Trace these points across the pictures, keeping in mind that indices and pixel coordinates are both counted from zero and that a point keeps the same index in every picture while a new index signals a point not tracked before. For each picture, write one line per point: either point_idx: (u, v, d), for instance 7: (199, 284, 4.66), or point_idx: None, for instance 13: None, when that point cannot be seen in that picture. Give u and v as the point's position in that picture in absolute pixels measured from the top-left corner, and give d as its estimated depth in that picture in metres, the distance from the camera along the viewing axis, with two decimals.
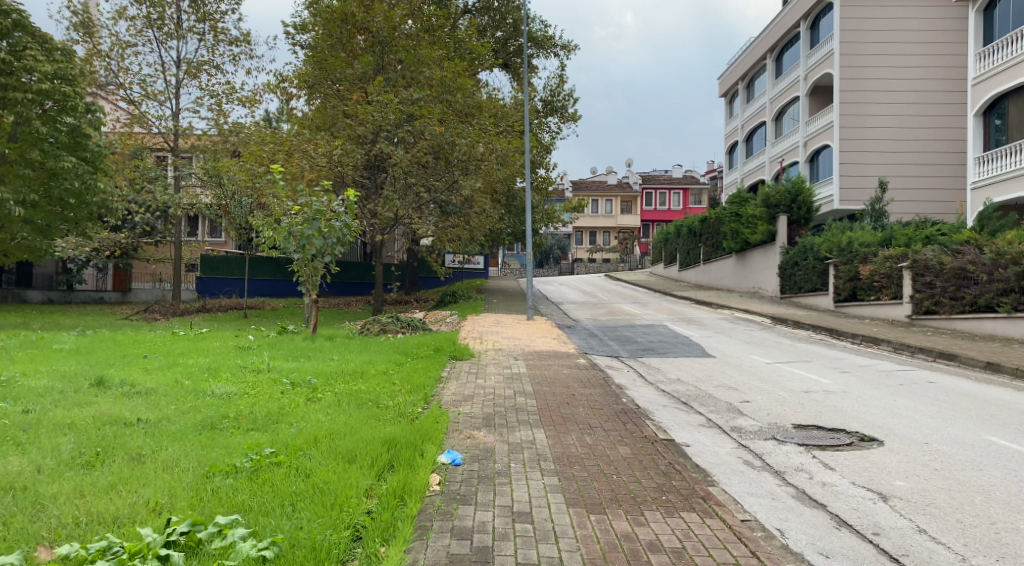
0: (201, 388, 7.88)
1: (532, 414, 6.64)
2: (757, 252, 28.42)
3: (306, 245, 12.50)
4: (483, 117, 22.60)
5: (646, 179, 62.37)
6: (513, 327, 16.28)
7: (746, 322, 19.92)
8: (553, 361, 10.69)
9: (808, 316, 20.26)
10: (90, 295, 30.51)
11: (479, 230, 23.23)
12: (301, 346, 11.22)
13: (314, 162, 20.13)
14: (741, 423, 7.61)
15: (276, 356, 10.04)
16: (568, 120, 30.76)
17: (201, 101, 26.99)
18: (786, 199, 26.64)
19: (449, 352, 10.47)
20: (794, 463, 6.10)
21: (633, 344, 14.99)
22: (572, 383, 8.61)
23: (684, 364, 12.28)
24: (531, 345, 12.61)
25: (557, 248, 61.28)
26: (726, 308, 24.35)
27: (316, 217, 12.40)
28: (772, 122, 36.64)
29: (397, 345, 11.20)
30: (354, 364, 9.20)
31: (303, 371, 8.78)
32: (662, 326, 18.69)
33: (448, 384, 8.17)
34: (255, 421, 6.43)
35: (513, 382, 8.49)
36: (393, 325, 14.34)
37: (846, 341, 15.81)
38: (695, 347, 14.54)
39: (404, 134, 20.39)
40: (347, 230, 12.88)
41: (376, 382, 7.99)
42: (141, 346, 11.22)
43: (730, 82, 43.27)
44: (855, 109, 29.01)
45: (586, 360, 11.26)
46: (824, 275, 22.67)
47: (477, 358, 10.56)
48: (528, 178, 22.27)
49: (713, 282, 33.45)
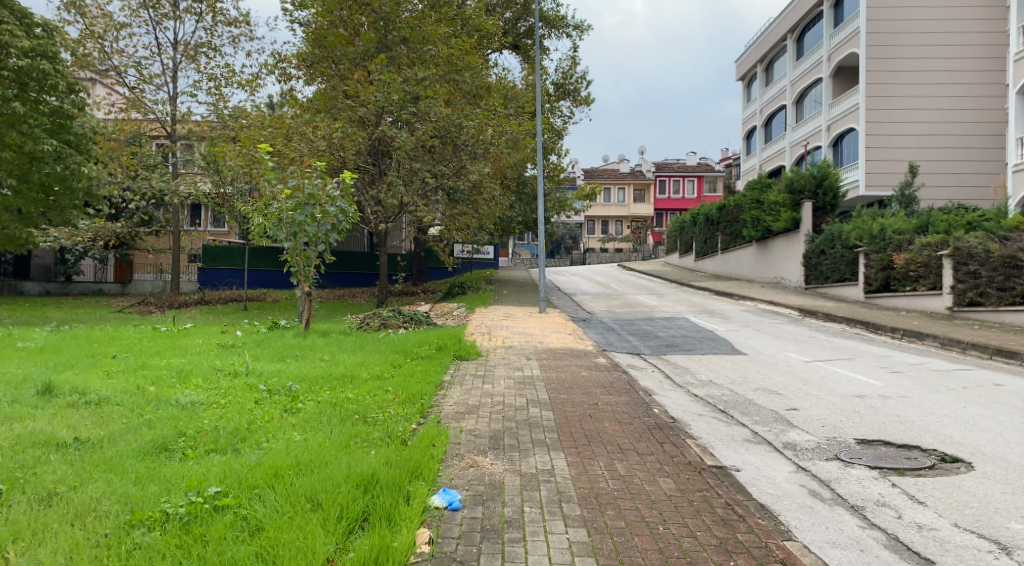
0: (164, 396, 6.78)
1: (548, 432, 5.51)
2: (779, 240, 27.14)
3: (298, 232, 11.44)
4: (491, 99, 21.52)
5: (660, 167, 60.97)
6: (525, 321, 15.14)
7: (772, 315, 18.73)
8: (570, 361, 9.54)
9: (838, 308, 19.03)
10: (89, 287, 29.66)
11: (490, 219, 22.13)
12: (292, 344, 10.15)
13: (314, 146, 18.86)
14: (794, 438, 6.44)
15: (260, 357, 8.94)
16: (581, 103, 29.54)
17: (199, 85, 25.98)
18: (811, 184, 25.26)
19: (454, 352, 9.36)
20: (872, 494, 4.93)
21: (654, 340, 13.81)
22: (592, 389, 7.47)
23: (714, 363, 11.09)
24: (544, 342, 11.47)
25: (568, 239, 60.18)
26: (748, 299, 23.17)
27: (309, 202, 11.32)
28: (793, 105, 35.25)
29: (397, 343, 10.11)
30: (347, 366, 8.10)
31: (285, 376, 7.66)
32: (684, 319, 17.52)
33: (449, 392, 7.05)
34: (216, 441, 5.36)
35: (525, 388, 7.37)
36: (393, 320, 13.27)
37: (885, 335, 14.60)
38: (722, 343, 13.36)
39: (409, 115, 19.29)
40: (343, 216, 11.79)
41: (369, 389, 6.91)
42: (113, 344, 10.13)
43: (748, 65, 41.78)
44: (883, 90, 27.60)
45: (606, 359, 10.11)
46: (853, 264, 21.38)
47: (484, 358, 9.43)
48: (540, 164, 21.11)
49: (732, 272, 32.21)
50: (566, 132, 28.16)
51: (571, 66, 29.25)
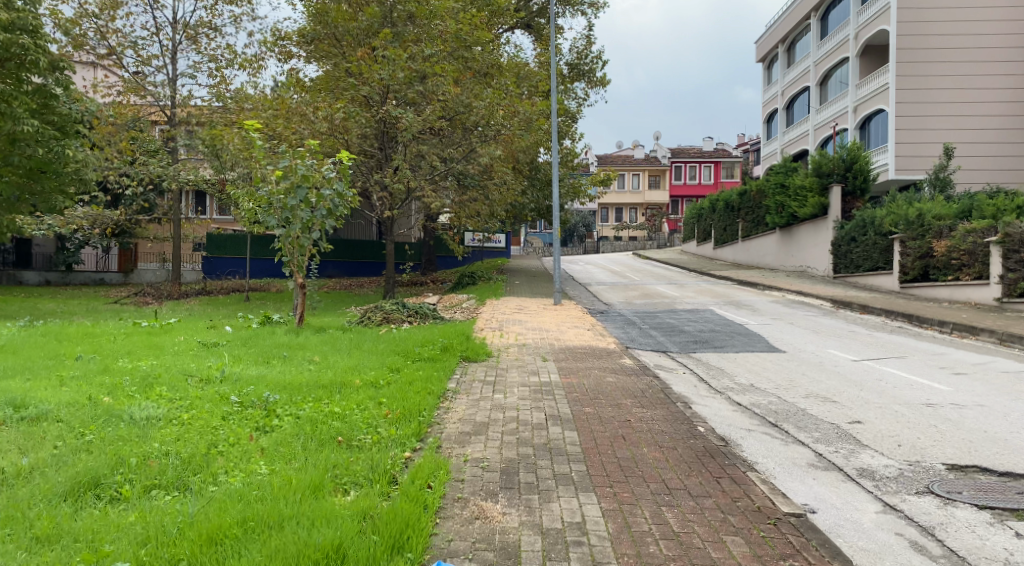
0: (117, 408, 5.74)
1: (574, 463, 4.42)
2: (805, 227, 25.85)
3: (289, 218, 10.38)
4: (503, 78, 20.40)
5: (675, 153, 59.50)
6: (540, 314, 14.05)
7: (803, 306, 17.56)
8: (592, 362, 8.41)
9: (872, 299, 17.82)
10: (91, 276, 28.84)
11: (502, 205, 21.04)
12: (282, 343, 9.10)
13: (315, 127, 17.79)
14: (870, 463, 5.33)
15: (241, 359, 7.90)
16: (597, 84, 28.30)
17: (199, 66, 24.99)
18: (840, 167, 23.97)
19: (461, 352, 8.25)
20: (995, 550, 3.82)
21: (680, 336, 12.69)
22: (621, 400, 6.34)
23: (752, 364, 9.95)
24: (561, 339, 10.38)
25: (581, 226, 59.07)
26: (774, 289, 21.98)
27: (302, 183, 10.20)
28: (817, 86, 33.80)
29: (398, 341, 9.01)
30: (339, 372, 7.02)
31: (265, 384, 6.61)
32: (709, 311, 16.36)
33: (453, 404, 5.96)
34: (162, 472, 4.34)
35: (542, 399, 6.28)
36: (397, 313, 12.20)
37: (933, 329, 13.39)
38: (756, 339, 12.20)
39: (416, 94, 18.14)
40: (340, 200, 10.67)
41: (360, 402, 5.85)
42: (82, 343, 9.11)
43: (769, 45, 40.22)
44: (916, 69, 26.15)
45: (632, 359, 9.00)
46: (887, 252, 20.14)
47: (495, 359, 8.32)
48: (555, 147, 19.98)
49: (753, 260, 30.98)
50: (581, 115, 26.92)
51: (586, 46, 28.01)
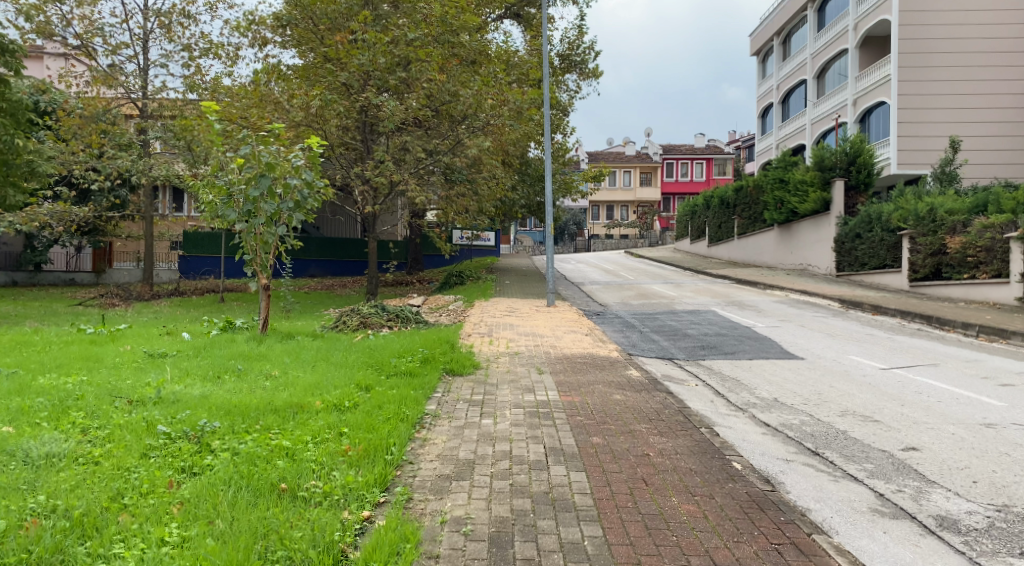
0: (12, 441, 4.61)
1: (587, 528, 3.37)
2: (806, 223, 24.92)
3: (253, 210, 9.29)
4: (492, 66, 19.25)
5: (667, 149, 58.61)
6: (531, 317, 12.98)
7: (810, 307, 16.59)
8: (594, 375, 7.35)
9: (882, 298, 16.90)
10: (61, 276, 27.53)
11: (491, 200, 19.99)
12: (240, 353, 7.99)
13: (290, 117, 16.72)
14: (946, 508, 4.31)
15: (188, 375, 6.78)
16: (589, 76, 27.28)
17: (173, 56, 23.77)
18: (843, 161, 23.04)
19: (444, 365, 7.15)
20: None
21: (685, 340, 11.65)
22: (634, 426, 5.28)
23: (769, 373, 8.93)
24: (557, 346, 9.33)
25: (572, 224, 58.09)
26: (776, 288, 21.06)
27: (266, 172, 9.12)
28: (814, 79, 32.95)
29: (372, 351, 7.90)
30: (298, 392, 5.93)
31: (206, 407, 5.50)
32: (711, 313, 15.36)
33: (431, 435, 4.88)
34: (37, 540, 3.28)
35: (540, 424, 5.21)
36: (375, 317, 11.08)
37: (955, 332, 12.45)
38: (768, 343, 11.17)
39: (398, 82, 17.08)
40: (310, 191, 9.57)
41: (318, 434, 4.78)
42: (10, 354, 7.94)
43: (763, 38, 39.36)
44: (919, 60, 25.28)
45: (639, 370, 7.94)
46: (895, 249, 19.27)
47: (482, 372, 7.22)
48: (547, 139, 18.85)
49: (750, 258, 30.10)
50: (573, 108, 25.87)
51: (578, 36, 26.98)
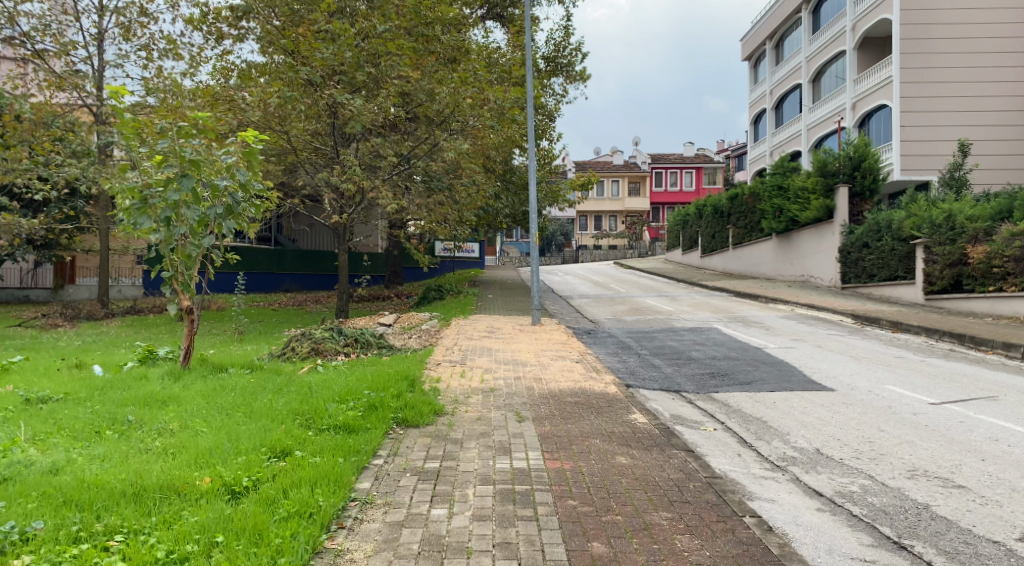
0: None
1: None
2: (807, 232, 23.55)
3: (172, 218, 7.66)
4: (471, 63, 17.68)
5: (656, 158, 57.38)
6: (514, 339, 11.41)
7: (821, 323, 15.11)
8: (590, 422, 5.76)
9: (898, 313, 15.48)
10: (14, 293, 25.51)
11: (471, 209, 18.45)
12: (144, 395, 6.35)
13: (245, 116, 15.25)
14: None
15: (51, 434, 5.08)
16: (576, 78, 25.85)
17: (130, 55, 22.03)
18: (847, 166, 21.60)
19: (395, 414, 5.52)
20: None
21: (691, 367, 10.06)
22: (652, 516, 3.70)
23: (799, 411, 7.37)
24: (542, 378, 7.71)
25: (560, 235, 57.54)
26: (779, 301, 19.61)
27: (189, 172, 7.55)
28: (808, 84, 31.77)
29: (309, 393, 6.27)
30: (185, 463, 4.31)
31: (35, 492, 3.82)
32: (714, 331, 13.82)
33: (353, 550, 3.30)
34: None
35: (514, 518, 3.64)
36: (329, 343, 9.42)
37: (995, 353, 11.03)
38: (787, 370, 9.65)
39: (366, 78, 15.48)
40: (242, 194, 7.97)
41: (177, 546, 3.20)
42: None
43: (755, 43, 38.24)
44: (921, 60, 24.06)
45: (645, 413, 6.35)
46: (907, 259, 17.94)
47: (446, 422, 5.60)
48: (532, 142, 17.26)
49: (746, 269, 28.73)
50: (559, 112, 24.44)
51: (564, 36, 25.57)
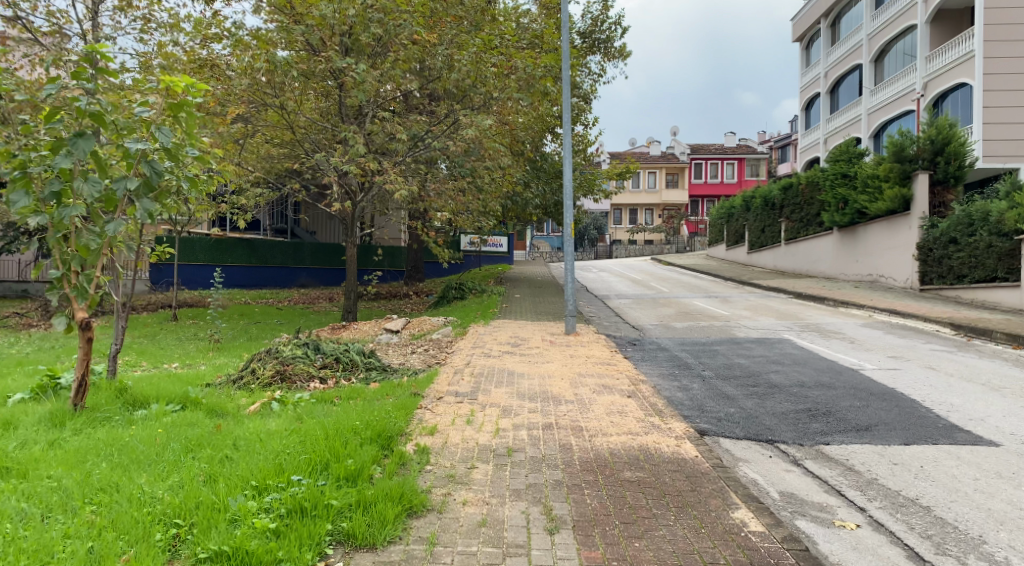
0: None
1: None
2: (876, 226, 20.79)
3: (62, 195, 5.42)
4: (495, 30, 15.32)
5: (695, 149, 54.40)
6: (543, 356, 9.04)
7: (915, 334, 12.53)
8: (673, 534, 3.44)
9: (1008, 323, 12.85)
10: (12, 286, 23.76)
11: (495, 197, 16.10)
12: None
13: (233, 85, 13.06)
14: None
15: None
16: (615, 55, 23.25)
17: (123, 27, 19.87)
18: (928, 150, 18.76)
19: (334, 531, 3.26)
20: None
21: (777, 398, 7.62)
22: None
23: (967, 484, 4.96)
24: (585, 427, 5.39)
25: (593, 229, 53.46)
26: (851, 305, 16.95)
27: (83, 130, 5.31)
28: (870, 64, 28.77)
29: (217, 465, 4.00)
30: None
31: None
32: (787, 343, 11.33)
33: None
34: None
35: None
36: (301, 364, 7.18)
37: None
38: (911, 406, 7.19)
39: (371, 40, 13.18)
40: (161, 162, 5.67)
41: None
42: None
43: (808, 22, 35.20)
44: (1010, 32, 21.07)
45: (755, 506, 3.98)
46: (1009, 258, 15.22)
47: (428, 537, 3.30)
48: (568, 121, 14.91)
49: (800, 266, 26.04)
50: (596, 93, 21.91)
51: (603, 9, 22.98)
